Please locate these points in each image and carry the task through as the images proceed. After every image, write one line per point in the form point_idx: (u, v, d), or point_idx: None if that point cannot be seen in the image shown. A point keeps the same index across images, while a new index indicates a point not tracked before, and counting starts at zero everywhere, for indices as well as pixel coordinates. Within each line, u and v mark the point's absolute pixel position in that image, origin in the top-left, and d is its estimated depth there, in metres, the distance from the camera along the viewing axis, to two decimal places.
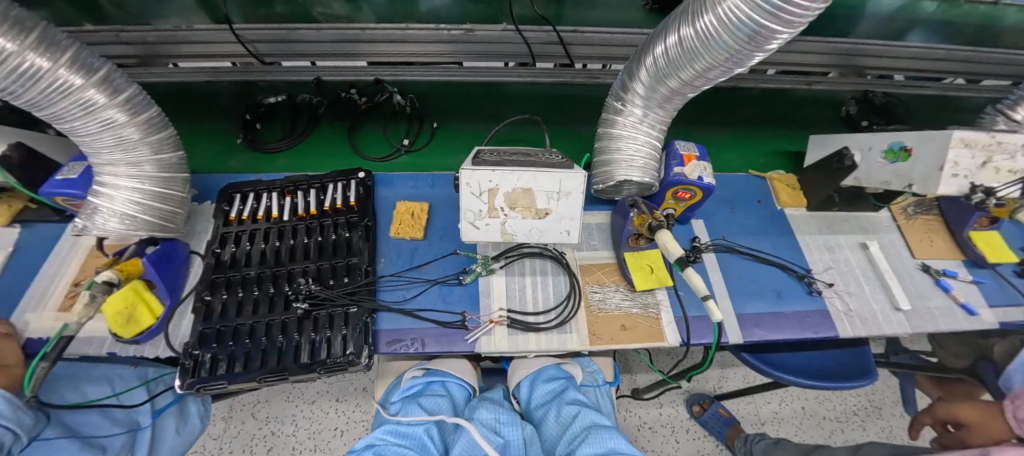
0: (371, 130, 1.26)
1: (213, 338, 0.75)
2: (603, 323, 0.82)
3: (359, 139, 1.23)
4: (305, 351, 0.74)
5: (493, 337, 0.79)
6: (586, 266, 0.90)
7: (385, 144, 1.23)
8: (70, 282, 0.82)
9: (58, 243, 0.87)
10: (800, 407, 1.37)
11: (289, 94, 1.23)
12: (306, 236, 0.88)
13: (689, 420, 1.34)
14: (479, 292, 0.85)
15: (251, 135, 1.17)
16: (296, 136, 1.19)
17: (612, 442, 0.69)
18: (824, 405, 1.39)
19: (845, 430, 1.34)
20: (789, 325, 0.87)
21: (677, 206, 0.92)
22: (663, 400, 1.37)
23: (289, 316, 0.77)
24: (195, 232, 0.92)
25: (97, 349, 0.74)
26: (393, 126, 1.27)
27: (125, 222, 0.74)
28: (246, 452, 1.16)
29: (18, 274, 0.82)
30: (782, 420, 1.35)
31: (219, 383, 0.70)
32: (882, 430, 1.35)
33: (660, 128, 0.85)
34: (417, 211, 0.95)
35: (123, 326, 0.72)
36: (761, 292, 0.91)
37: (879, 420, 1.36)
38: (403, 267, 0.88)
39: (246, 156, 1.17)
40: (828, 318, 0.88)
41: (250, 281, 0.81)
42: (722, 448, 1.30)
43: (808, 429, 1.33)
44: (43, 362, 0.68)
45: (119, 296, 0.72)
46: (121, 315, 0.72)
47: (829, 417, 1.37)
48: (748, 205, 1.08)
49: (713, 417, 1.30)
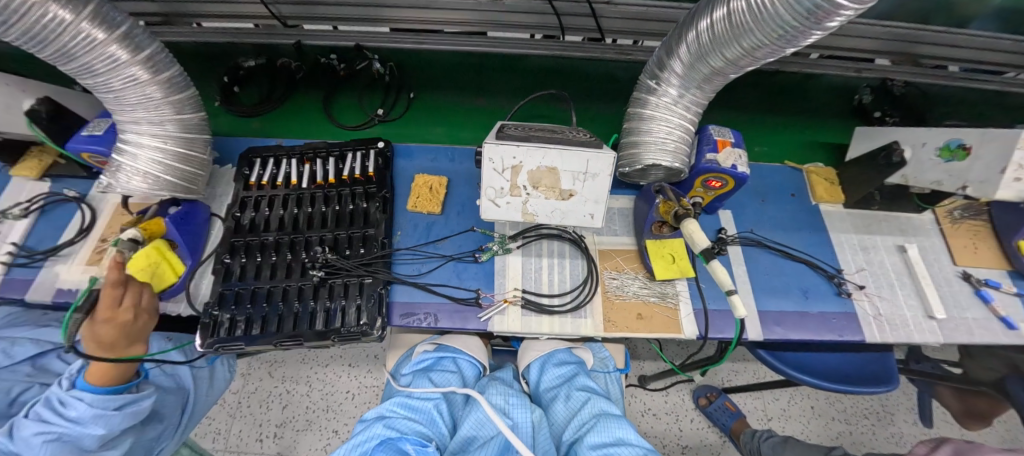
0: (348, 99, 1.23)
1: (232, 300, 0.76)
2: (619, 311, 0.80)
3: (336, 108, 1.21)
4: (320, 318, 0.75)
5: (506, 317, 0.78)
6: (605, 251, 0.87)
7: (361, 113, 1.20)
8: (97, 239, 0.84)
9: (86, 195, 0.90)
10: (809, 406, 1.36)
11: (268, 57, 1.13)
12: (324, 204, 0.87)
13: (694, 410, 1.35)
14: (495, 271, 0.84)
15: (228, 99, 1.14)
16: (273, 101, 1.15)
17: (622, 433, 0.66)
18: (834, 405, 1.37)
19: (853, 432, 1.32)
20: (814, 325, 0.84)
21: (705, 196, 0.88)
22: (669, 388, 1.37)
23: (304, 283, 0.78)
24: (216, 194, 0.92)
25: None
26: (370, 95, 1.23)
27: (148, 180, 0.74)
28: (263, 405, 1.32)
29: (47, 229, 0.84)
30: (788, 418, 1.35)
31: (237, 344, 0.72)
32: (891, 435, 1.32)
33: (695, 111, 0.81)
34: (436, 185, 0.93)
35: (148, 284, 0.71)
36: (787, 290, 0.88)
37: (889, 426, 1.34)
38: (420, 241, 0.87)
39: (224, 120, 1.17)
40: (855, 322, 0.85)
41: (268, 247, 0.82)
42: (727, 439, 1.30)
43: (814, 428, 1.33)
44: (76, 314, 0.64)
45: (147, 254, 0.69)
46: (146, 273, 0.69)
47: (839, 418, 1.35)
48: (782, 198, 1.02)
49: (719, 408, 1.30)
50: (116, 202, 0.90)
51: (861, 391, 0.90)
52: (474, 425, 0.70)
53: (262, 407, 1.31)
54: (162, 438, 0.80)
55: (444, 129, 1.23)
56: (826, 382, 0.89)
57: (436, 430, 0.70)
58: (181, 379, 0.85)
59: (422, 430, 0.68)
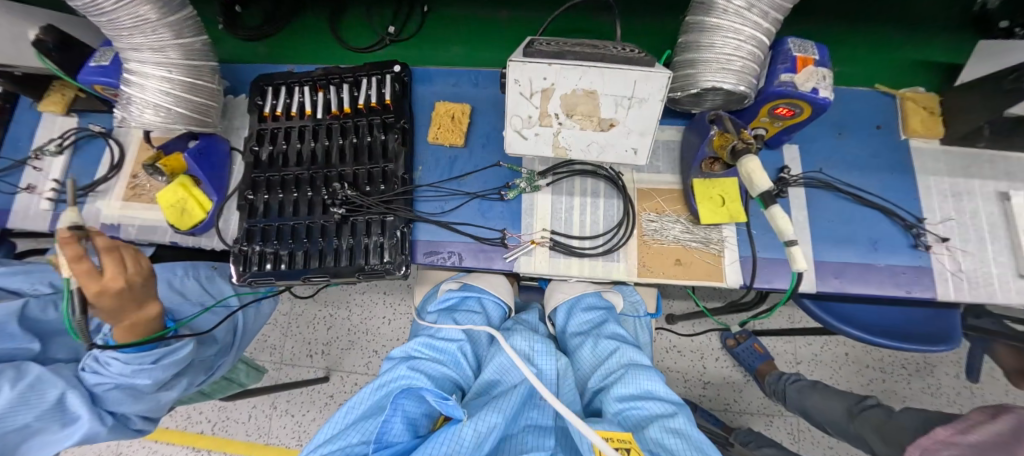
0: (357, 15, 1.09)
1: (259, 235, 0.77)
2: (655, 256, 0.75)
3: (344, 25, 1.09)
4: (345, 256, 0.74)
5: (533, 258, 0.75)
6: (644, 191, 0.78)
7: (371, 32, 1.08)
8: (128, 174, 0.85)
9: (111, 129, 0.90)
10: (843, 353, 1.31)
11: None
12: (341, 137, 0.82)
13: (720, 350, 1.35)
14: (522, 210, 0.78)
15: (231, 21, 1.06)
16: (277, 22, 1.05)
17: (650, 385, 0.62)
18: (871, 354, 1.31)
19: (887, 380, 1.28)
20: (874, 280, 0.75)
21: (770, 128, 0.75)
22: (696, 327, 1.37)
23: (327, 220, 0.76)
24: (234, 127, 0.89)
25: (161, 237, 0.81)
26: (380, 9, 1.09)
27: (161, 113, 0.71)
28: (312, 326, 1.52)
29: (83, 166, 0.87)
30: (817, 362, 1.31)
31: (268, 278, 0.74)
32: (928, 386, 1.27)
33: (772, 18, 0.65)
34: (458, 114, 0.84)
35: (179, 219, 0.76)
36: (850, 240, 0.78)
37: (927, 376, 1.28)
38: (442, 177, 0.81)
39: (230, 44, 1.09)
40: (924, 279, 0.75)
41: (289, 183, 0.79)
42: (749, 379, 1.32)
43: (845, 374, 1.29)
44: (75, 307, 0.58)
45: (170, 191, 0.74)
46: (175, 207, 0.75)
47: (873, 366, 1.30)
48: (863, 130, 0.86)
49: (747, 349, 1.29)
50: (140, 138, 0.89)
51: (913, 349, 0.83)
52: (498, 368, 0.69)
53: (310, 326, 1.52)
54: (219, 355, 0.86)
55: (465, 48, 1.08)
56: (873, 336, 0.83)
57: (461, 372, 0.70)
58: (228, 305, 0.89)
59: (447, 372, 0.69)
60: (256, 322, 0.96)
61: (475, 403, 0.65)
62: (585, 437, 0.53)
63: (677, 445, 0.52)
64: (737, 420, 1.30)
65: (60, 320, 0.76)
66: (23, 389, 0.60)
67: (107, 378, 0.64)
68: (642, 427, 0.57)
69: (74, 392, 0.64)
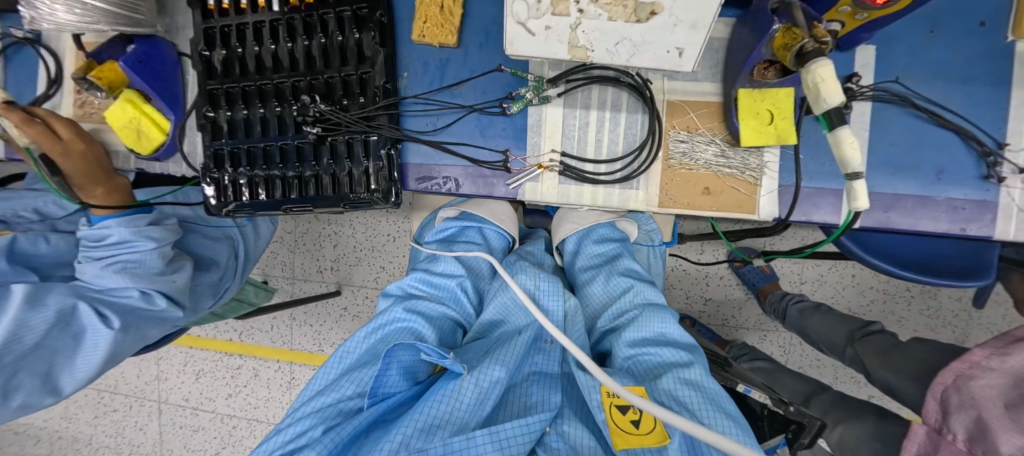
0: None
1: (229, 160, 0.69)
2: (681, 183, 0.65)
3: None
4: (326, 182, 0.68)
5: (540, 185, 0.66)
6: (675, 103, 0.65)
7: None
8: (72, 91, 0.77)
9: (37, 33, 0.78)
10: (850, 274, 1.28)
11: None
12: (305, 36, 0.66)
13: (726, 269, 1.33)
14: (528, 127, 0.66)
15: None
16: None
17: (664, 328, 0.59)
18: (879, 277, 1.27)
19: (887, 302, 1.26)
20: (919, 216, 0.66)
21: (848, 20, 0.58)
22: (705, 247, 1.33)
23: (301, 141, 0.67)
24: (177, 25, 0.75)
25: (125, 163, 0.78)
26: None
27: (74, 12, 0.56)
28: (318, 243, 1.51)
29: (23, 78, 0.79)
30: (822, 283, 1.29)
31: (246, 209, 0.69)
32: (926, 308, 1.24)
33: None
34: (447, 2, 0.66)
35: (137, 140, 0.72)
36: (907, 167, 0.66)
37: (930, 299, 1.24)
38: (431, 87, 0.68)
39: None
40: (975, 215, 0.66)
41: (252, 96, 0.68)
42: (750, 297, 1.33)
43: (847, 295, 1.28)
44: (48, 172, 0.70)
45: (119, 110, 0.68)
46: (129, 129, 0.70)
47: (878, 288, 1.27)
48: (965, 27, 0.66)
49: (753, 269, 1.27)
50: (72, 45, 0.77)
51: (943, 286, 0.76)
52: (498, 309, 0.68)
53: (315, 244, 1.51)
54: (225, 280, 0.95)
55: None
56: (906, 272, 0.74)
57: (462, 309, 0.70)
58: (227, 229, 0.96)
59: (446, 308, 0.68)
60: (257, 241, 1.02)
61: (473, 349, 0.66)
62: (594, 394, 0.55)
63: (691, 398, 0.50)
64: (732, 334, 1.34)
65: (54, 253, 0.80)
66: (27, 304, 0.64)
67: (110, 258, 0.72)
68: (653, 374, 0.55)
69: (84, 302, 0.68)
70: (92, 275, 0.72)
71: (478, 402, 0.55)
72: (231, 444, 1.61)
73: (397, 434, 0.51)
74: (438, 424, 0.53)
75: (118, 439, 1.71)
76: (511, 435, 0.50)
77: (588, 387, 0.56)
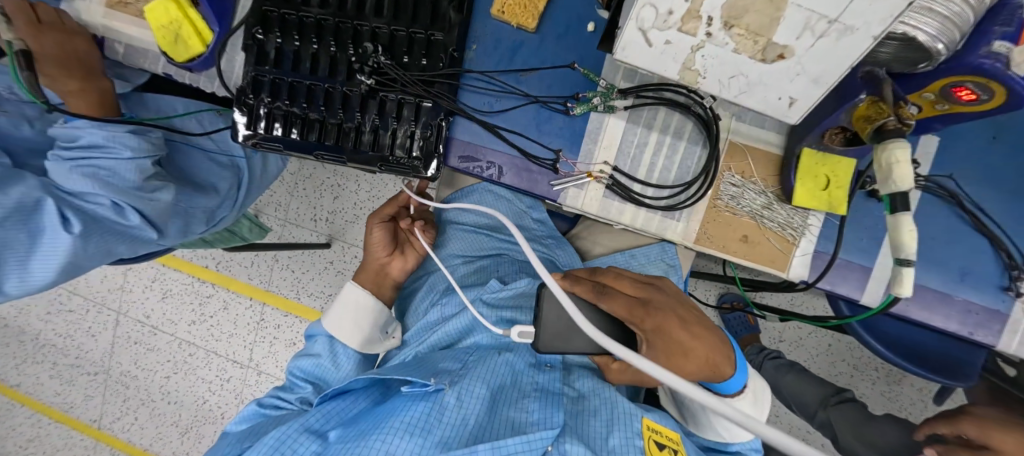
0: None
1: (269, 89, 0.65)
2: (722, 226, 0.65)
3: None
4: (367, 137, 0.65)
5: (583, 193, 0.65)
6: (736, 146, 0.64)
7: None
8: None
9: None
10: (827, 344, 1.30)
11: None
12: None
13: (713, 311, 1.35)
14: (585, 132, 0.64)
15: None
16: None
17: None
18: (855, 352, 1.29)
19: (854, 376, 1.29)
20: (929, 309, 0.67)
21: (926, 108, 0.58)
22: (697, 285, 1.35)
23: (350, 89, 0.63)
24: None
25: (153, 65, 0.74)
26: None
27: None
28: (318, 191, 1.46)
29: None
30: (798, 345, 1.32)
31: (276, 145, 0.66)
32: (890, 392, 1.28)
33: None
34: None
35: (172, 45, 0.68)
36: (929, 260, 0.67)
37: (894, 383, 1.28)
38: (497, 66, 0.65)
39: None
40: (989, 321, 0.66)
41: (309, 28, 0.64)
42: None
43: (819, 362, 1.31)
44: (25, 71, 0.66)
45: (160, 8, 0.65)
46: (167, 31, 0.67)
47: (849, 362, 1.30)
48: (1016, 140, 0.66)
49: (738, 318, 1.30)
50: None
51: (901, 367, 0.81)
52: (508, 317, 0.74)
53: (316, 192, 1.46)
54: (223, 208, 0.91)
55: None
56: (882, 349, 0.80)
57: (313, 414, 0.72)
58: (237, 161, 0.92)
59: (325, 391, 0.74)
60: (263, 177, 0.97)
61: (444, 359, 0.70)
62: (636, 423, 0.62)
63: None
64: None
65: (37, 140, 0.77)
66: None
67: (86, 164, 0.69)
68: None
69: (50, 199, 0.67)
70: (61, 173, 0.69)
71: (457, 419, 0.58)
72: (184, 370, 1.56)
73: (381, 443, 0.55)
74: (416, 431, 0.56)
75: (67, 340, 1.65)
76: (512, 449, 0.54)
77: (631, 415, 0.63)
